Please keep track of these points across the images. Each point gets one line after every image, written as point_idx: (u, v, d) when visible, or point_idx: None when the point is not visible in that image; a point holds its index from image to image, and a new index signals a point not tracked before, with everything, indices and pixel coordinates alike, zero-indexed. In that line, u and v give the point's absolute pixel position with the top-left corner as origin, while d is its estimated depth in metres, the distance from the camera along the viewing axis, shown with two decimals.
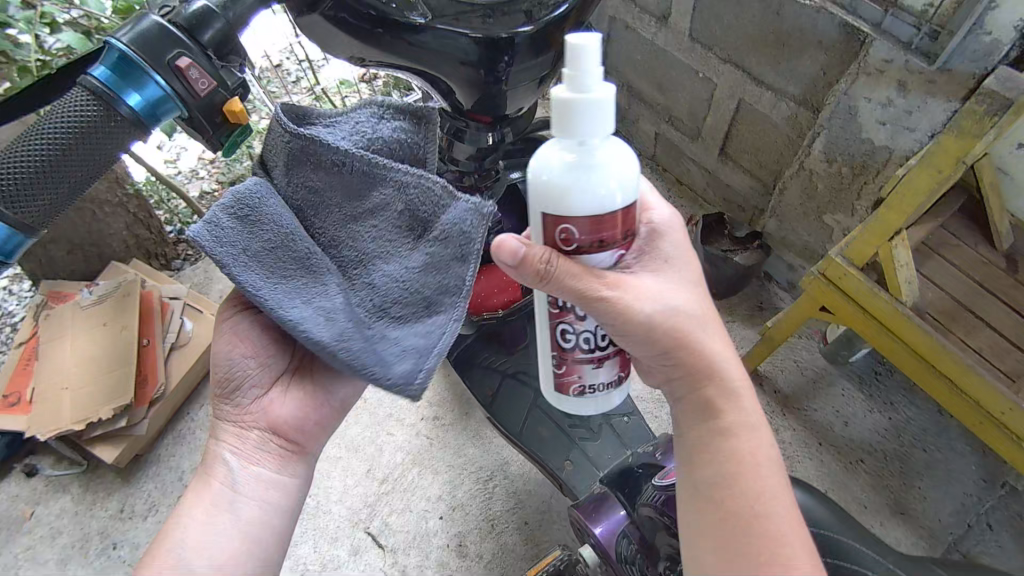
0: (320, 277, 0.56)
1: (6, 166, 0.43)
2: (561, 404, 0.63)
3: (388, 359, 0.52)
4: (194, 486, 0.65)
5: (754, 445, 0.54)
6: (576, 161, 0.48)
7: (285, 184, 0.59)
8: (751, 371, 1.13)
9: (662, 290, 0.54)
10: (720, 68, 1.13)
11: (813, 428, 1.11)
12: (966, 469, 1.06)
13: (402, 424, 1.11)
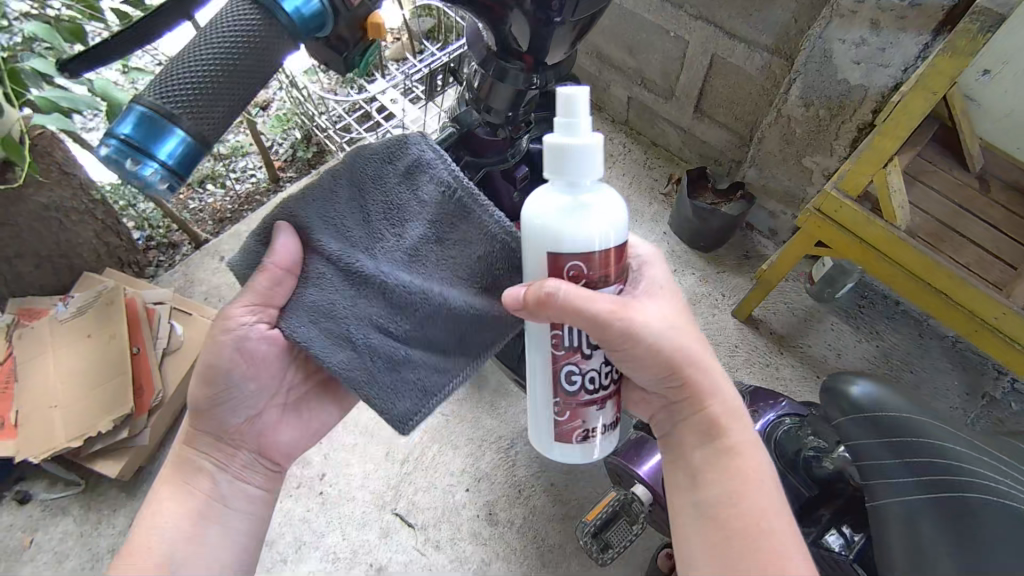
0: (357, 300, 0.53)
1: (176, 78, 0.34)
2: (550, 450, 0.60)
3: (395, 402, 0.54)
4: (175, 496, 0.66)
5: (757, 462, 0.56)
6: (567, 202, 0.48)
7: (371, 176, 0.53)
8: (744, 317, 1.20)
9: (667, 318, 0.55)
10: (692, 25, 1.15)
11: (810, 363, 1.16)
12: (950, 385, 1.13)
13: None
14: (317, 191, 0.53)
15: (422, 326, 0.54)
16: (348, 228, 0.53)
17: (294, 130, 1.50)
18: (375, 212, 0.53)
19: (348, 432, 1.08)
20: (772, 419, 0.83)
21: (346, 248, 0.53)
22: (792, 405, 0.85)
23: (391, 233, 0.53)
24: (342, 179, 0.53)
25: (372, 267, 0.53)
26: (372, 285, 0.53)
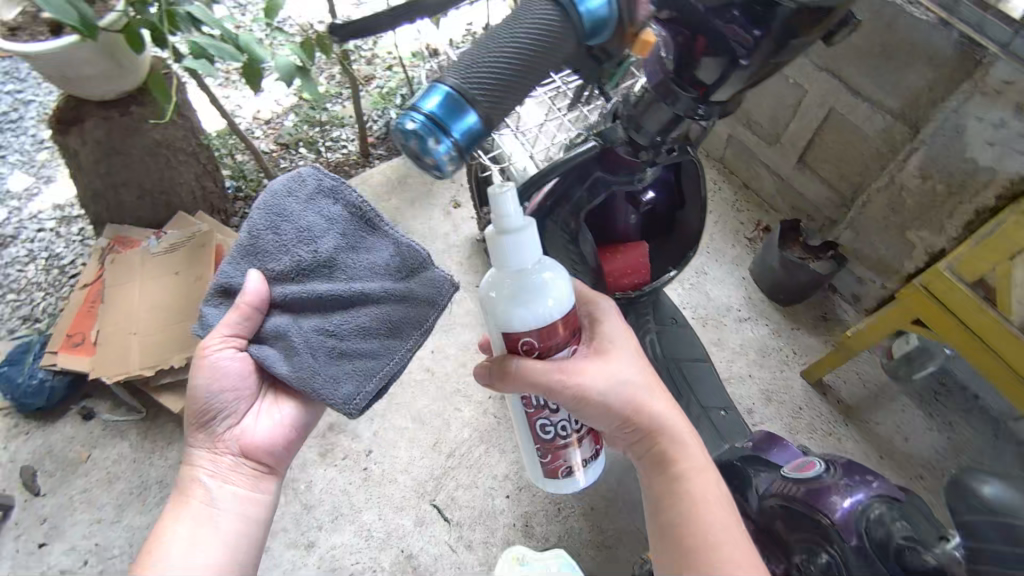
0: (291, 324, 0.68)
1: (482, 64, 0.34)
2: (550, 485, 0.67)
3: (340, 387, 0.67)
4: (171, 506, 0.68)
5: (706, 484, 0.58)
6: (521, 284, 0.53)
7: (281, 211, 0.67)
8: (813, 381, 1.18)
9: (613, 370, 0.58)
10: (815, 75, 1.13)
11: (874, 440, 1.13)
12: None
13: (470, 401, 1.12)
14: (239, 242, 0.68)
15: (347, 323, 0.69)
16: (273, 260, 0.67)
17: (392, 110, 1.53)
18: (294, 238, 0.67)
19: (399, 415, 1.10)
20: (862, 500, 0.68)
21: (275, 279, 0.67)
22: (887, 486, 0.70)
23: (308, 252, 0.67)
24: (259, 222, 0.67)
25: (298, 283, 0.68)
26: (302, 300, 0.68)
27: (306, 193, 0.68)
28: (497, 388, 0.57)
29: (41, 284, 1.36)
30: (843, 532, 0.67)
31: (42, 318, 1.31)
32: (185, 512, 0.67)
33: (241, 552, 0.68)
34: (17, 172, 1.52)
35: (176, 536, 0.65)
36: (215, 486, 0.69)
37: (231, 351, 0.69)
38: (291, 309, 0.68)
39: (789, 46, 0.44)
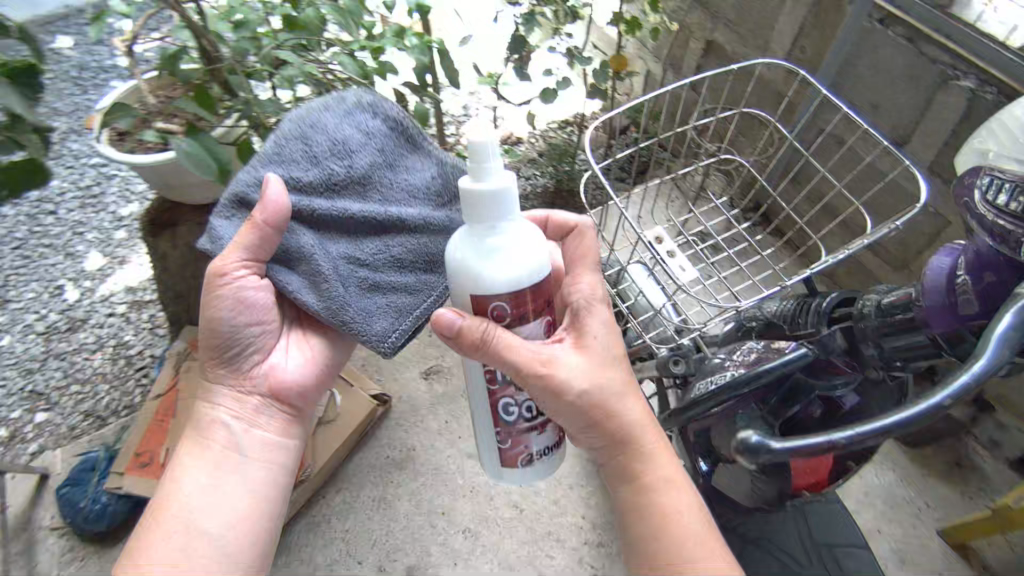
0: (319, 250, 0.66)
1: None
2: (508, 478, 0.64)
3: (375, 321, 0.68)
4: (191, 446, 0.70)
5: (677, 496, 0.57)
6: (491, 243, 0.53)
7: (315, 124, 0.65)
8: (956, 544, 1.02)
9: (590, 372, 0.56)
10: None
11: None
12: None
13: (563, 546, 1.04)
14: (262, 150, 0.64)
15: (377, 254, 0.69)
16: (302, 173, 0.65)
17: None
18: (328, 155, 0.65)
19: (486, 560, 1.02)
20: None
21: (306, 195, 0.65)
22: None
23: (346, 172, 0.66)
24: (282, 132, 0.65)
25: (331, 206, 0.66)
26: (336, 224, 0.67)
27: (347, 104, 0.67)
28: (462, 352, 0.54)
29: (106, 375, 1.29)
30: None
31: (106, 415, 1.24)
32: (208, 454, 0.69)
33: (266, 495, 0.71)
34: (94, 250, 1.49)
35: (202, 478, 0.67)
36: (239, 430, 0.71)
37: (253, 280, 0.66)
38: (321, 230, 0.67)
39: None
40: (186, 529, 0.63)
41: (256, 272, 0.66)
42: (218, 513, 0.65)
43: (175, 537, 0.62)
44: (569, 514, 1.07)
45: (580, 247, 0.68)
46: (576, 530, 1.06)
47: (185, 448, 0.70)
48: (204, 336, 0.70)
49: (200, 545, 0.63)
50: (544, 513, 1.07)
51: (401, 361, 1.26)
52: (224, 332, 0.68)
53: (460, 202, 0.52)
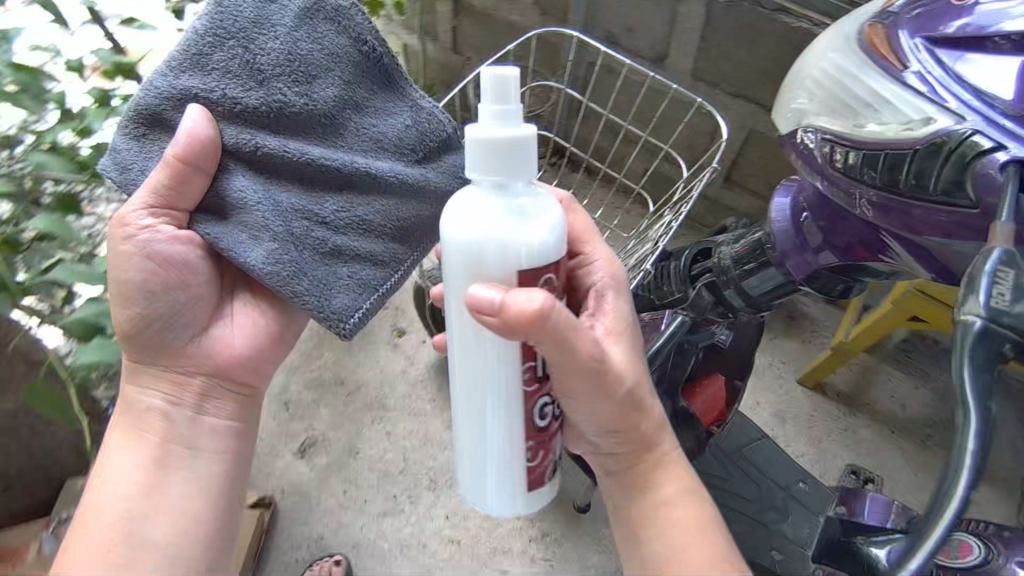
0: (257, 196, 0.53)
1: None
2: (519, 505, 0.52)
3: (329, 291, 0.55)
4: (127, 433, 0.62)
5: (695, 514, 0.56)
6: (513, 207, 0.43)
7: (267, 24, 0.52)
8: (812, 385, 1.16)
9: (630, 364, 0.52)
10: (730, 102, 1.10)
11: (882, 420, 1.13)
12: (1007, 417, 1.11)
13: (511, 554, 1.02)
14: (196, 51, 0.51)
15: (333, 211, 0.56)
16: (241, 91, 0.52)
17: None
18: (276, 70, 0.52)
19: None
20: None
21: (244, 124, 0.53)
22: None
23: (300, 98, 0.53)
24: (221, 30, 0.51)
25: (272, 140, 0.53)
26: (282, 165, 0.54)
27: (309, 7, 0.54)
28: (510, 335, 0.42)
29: None
30: None
31: None
32: (144, 454, 0.61)
33: (213, 492, 0.63)
34: None
35: (136, 480, 0.60)
36: (178, 419, 0.62)
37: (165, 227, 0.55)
38: (265, 169, 0.54)
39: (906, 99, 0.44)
40: (128, 537, 0.57)
41: (172, 220, 0.55)
42: (155, 518, 0.59)
43: (110, 546, 0.56)
44: (505, 520, 1.05)
45: (577, 221, 0.62)
46: (516, 532, 1.04)
47: (116, 435, 0.62)
48: (125, 309, 0.58)
49: (137, 551, 0.57)
50: (483, 529, 1.04)
51: (268, 450, 1.11)
52: (141, 303, 0.58)
53: (472, 154, 0.42)
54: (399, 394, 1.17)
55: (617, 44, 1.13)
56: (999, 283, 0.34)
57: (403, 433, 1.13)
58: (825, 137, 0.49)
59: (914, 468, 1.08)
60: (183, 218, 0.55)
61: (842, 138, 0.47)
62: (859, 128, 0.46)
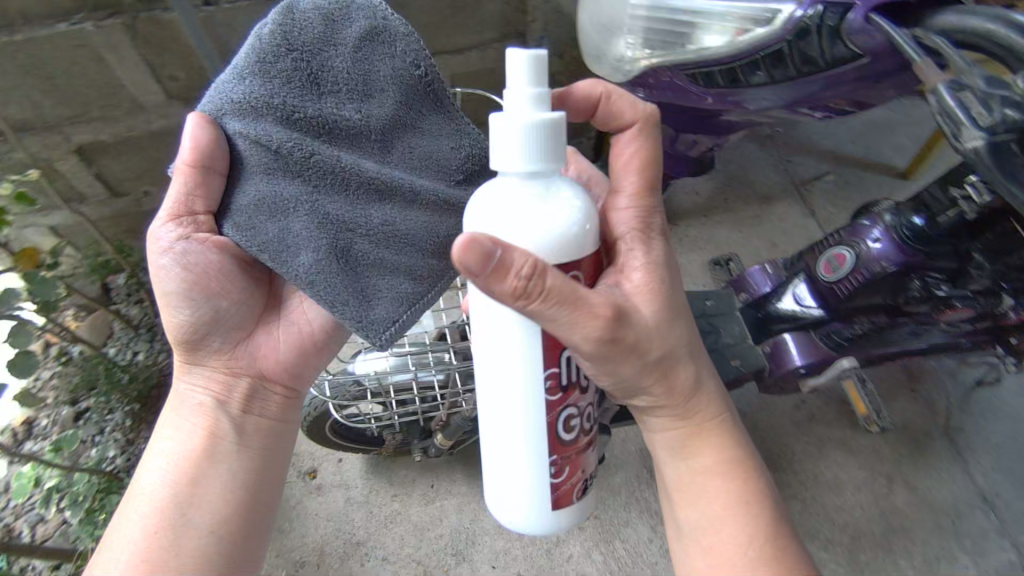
0: (304, 201, 0.57)
1: None
2: (540, 520, 0.55)
3: (364, 307, 0.58)
4: (184, 412, 0.65)
5: (737, 489, 0.57)
6: (534, 179, 0.45)
7: (334, 39, 0.59)
8: None
9: (664, 329, 0.51)
10: None
11: (694, 211, 1.30)
12: (752, 149, 1.37)
13: (563, 541, 1.03)
14: (257, 54, 0.57)
15: (371, 225, 0.59)
16: (296, 101, 0.57)
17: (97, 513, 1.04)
18: (329, 87, 0.59)
19: None
20: (884, 237, 0.75)
21: (299, 131, 0.58)
22: (878, 213, 0.77)
23: (351, 113, 0.59)
24: (289, 45, 0.57)
25: (316, 151, 0.58)
26: (325, 178, 0.58)
27: (376, 30, 0.60)
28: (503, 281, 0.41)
29: None
30: (909, 256, 0.73)
31: None
32: (191, 441, 0.63)
33: (249, 494, 0.64)
34: None
35: (179, 467, 0.62)
36: (224, 416, 0.65)
37: (194, 238, 0.59)
38: (309, 179, 0.58)
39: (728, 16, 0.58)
40: (175, 523, 0.59)
41: (199, 229, 0.60)
42: (198, 508, 0.60)
43: (153, 533, 0.58)
44: None
45: (627, 152, 0.55)
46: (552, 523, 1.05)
47: (166, 420, 0.65)
48: (174, 314, 0.62)
49: (180, 541, 0.58)
50: (528, 547, 1.03)
51: None
52: (185, 310, 0.62)
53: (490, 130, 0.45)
54: (363, 519, 1.06)
55: None
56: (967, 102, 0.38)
57: (397, 545, 1.04)
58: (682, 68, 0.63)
59: (737, 226, 1.28)
60: (211, 223, 0.60)
61: (694, 61, 0.62)
62: (702, 47, 0.61)
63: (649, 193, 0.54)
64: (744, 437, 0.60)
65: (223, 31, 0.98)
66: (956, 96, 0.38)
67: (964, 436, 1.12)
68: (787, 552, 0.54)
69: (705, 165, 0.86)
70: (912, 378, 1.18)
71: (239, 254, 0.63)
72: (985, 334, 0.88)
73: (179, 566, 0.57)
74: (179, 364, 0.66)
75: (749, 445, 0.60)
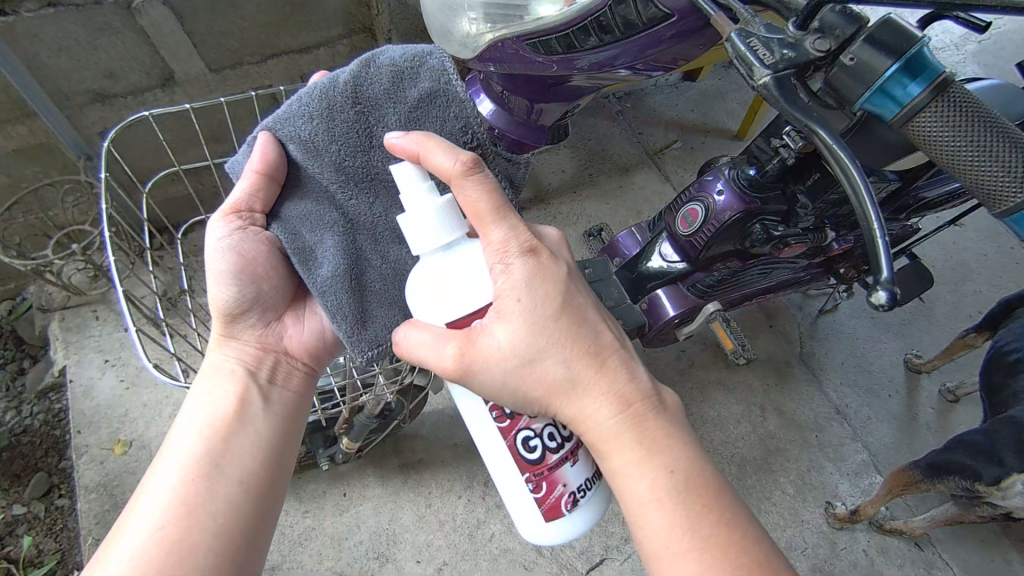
0: (335, 228, 0.60)
1: (988, 153, 0.39)
2: (547, 535, 0.57)
3: (360, 329, 0.60)
4: (215, 376, 0.62)
5: (653, 483, 0.48)
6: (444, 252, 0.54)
7: (397, 95, 0.57)
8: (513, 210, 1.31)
9: (527, 338, 0.49)
10: (264, 66, 1.07)
11: (563, 188, 1.37)
12: (607, 124, 1.46)
13: (484, 522, 1.05)
14: (326, 95, 0.58)
15: (387, 263, 0.62)
16: (349, 151, 0.59)
17: None
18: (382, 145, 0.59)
19: None
20: (726, 187, 0.84)
21: (346, 174, 0.59)
22: (718, 171, 0.87)
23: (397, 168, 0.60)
24: (354, 90, 0.58)
25: (356, 195, 0.60)
26: (360, 215, 0.61)
27: (441, 86, 0.57)
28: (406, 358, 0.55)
29: None
30: (748, 203, 0.83)
31: None
32: (223, 397, 0.61)
33: (277, 458, 0.60)
34: None
35: (213, 421, 0.59)
36: (254, 384, 0.63)
37: (247, 232, 0.61)
38: (343, 211, 0.60)
39: None
40: (206, 473, 0.55)
41: (254, 223, 0.62)
42: (233, 461, 0.57)
43: (188, 485, 0.54)
44: (456, 510, 1.06)
45: (466, 198, 0.51)
46: (471, 507, 1.06)
47: (196, 386, 0.62)
48: (218, 290, 0.62)
49: (213, 490, 0.54)
50: (450, 536, 1.04)
51: None
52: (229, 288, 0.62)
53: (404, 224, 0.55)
54: (276, 543, 1.02)
55: (108, 97, 1.00)
56: (756, 48, 0.42)
57: (315, 561, 1.01)
58: (521, 41, 0.62)
59: (603, 197, 1.36)
60: (264, 221, 0.62)
61: (534, 33, 0.61)
62: (538, 17, 0.60)
63: (495, 219, 0.51)
64: (660, 420, 0.50)
65: (27, 44, 0.88)
66: (746, 42, 0.42)
67: (816, 359, 1.28)
68: (716, 538, 0.47)
69: (561, 135, 0.85)
70: (769, 316, 1.33)
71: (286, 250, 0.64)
72: (819, 265, 1.02)
73: (212, 518, 0.53)
74: (218, 336, 0.64)
75: (669, 426, 0.51)
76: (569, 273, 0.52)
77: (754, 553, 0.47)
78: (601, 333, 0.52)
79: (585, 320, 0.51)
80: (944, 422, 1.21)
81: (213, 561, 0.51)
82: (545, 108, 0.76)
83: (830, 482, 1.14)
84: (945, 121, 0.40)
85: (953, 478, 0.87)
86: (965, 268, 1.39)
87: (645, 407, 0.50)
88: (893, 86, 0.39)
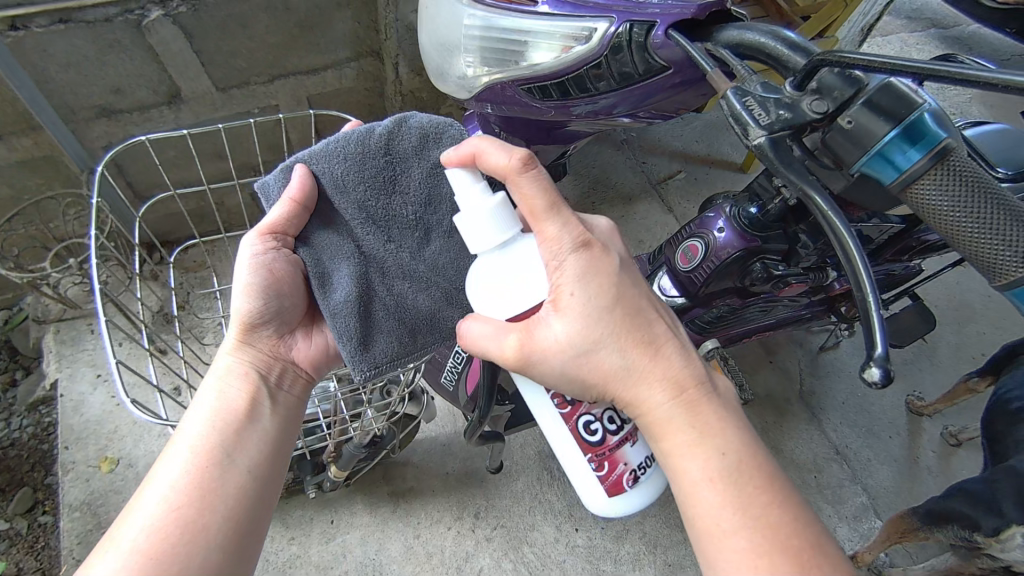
0: (353, 257, 0.60)
1: (982, 225, 0.39)
2: (609, 510, 0.57)
3: (364, 350, 0.60)
4: (225, 375, 0.60)
5: (705, 462, 0.48)
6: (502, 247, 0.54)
7: (423, 153, 0.60)
8: None
9: (583, 329, 0.49)
10: (270, 88, 1.08)
11: None
12: (611, 154, 1.46)
13: (472, 554, 1.03)
14: (359, 139, 0.59)
15: (394, 297, 0.61)
16: (372, 193, 0.59)
17: None
18: (404, 192, 0.60)
19: None
20: (727, 224, 0.84)
21: (369, 213, 0.60)
22: (718, 207, 0.86)
23: (412, 213, 0.60)
24: (385, 141, 0.59)
25: (373, 232, 0.60)
26: (376, 250, 0.61)
27: (443, 130, 0.60)
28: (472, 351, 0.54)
29: None
30: (748, 241, 0.82)
31: None
32: (236, 388, 0.60)
33: (279, 456, 0.59)
34: None
35: (224, 416, 0.57)
36: (263, 385, 0.61)
37: (280, 253, 0.61)
38: (360, 241, 0.60)
39: (551, 36, 0.58)
40: (215, 462, 0.54)
41: (285, 245, 0.61)
42: (244, 450, 0.56)
43: (198, 474, 0.53)
44: (445, 542, 1.03)
45: (523, 196, 0.50)
46: (460, 539, 1.04)
47: (207, 382, 0.60)
48: (245, 301, 0.61)
49: (221, 480, 0.53)
50: (438, 568, 1.01)
51: None
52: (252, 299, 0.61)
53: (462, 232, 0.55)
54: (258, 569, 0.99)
55: (114, 113, 1.00)
56: (752, 107, 0.42)
57: None
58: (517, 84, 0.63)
59: None
60: (291, 244, 0.61)
61: (528, 78, 0.61)
62: (534, 63, 0.60)
63: (552, 215, 0.50)
64: (714, 404, 0.50)
65: (35, 59, 0.88)
66: (742, 101, 0.42)
67: (816, 398, 1.26)
68: (770, 521, 0.46)
69: (558, 174, 0.85)
70: (769, 351, 1.31)
71: (305, 274, 0.63)
72: (820, 304, 1.01)
73: (218, 512, 0.52)
74: (233, 340, 0.63)
75: (722, 410, 0.51)
76: (621, 265, 0.51)
77: (805, 536, 0.46)
78: (655, 323, 0.52)
79: (662, 341, 0.51)
80: (945, 467, 1.18)
81: (224, 542, 0.51)
82: (539, 148, 0.77)
83: (828, 525, 1.11)
84: (939, 189, 0.39)
85: (952, 527, 0.84)
86: (969, 309, 1.38)
87: (698, 392, 0.51)
88: (903, 149, 0.38)
